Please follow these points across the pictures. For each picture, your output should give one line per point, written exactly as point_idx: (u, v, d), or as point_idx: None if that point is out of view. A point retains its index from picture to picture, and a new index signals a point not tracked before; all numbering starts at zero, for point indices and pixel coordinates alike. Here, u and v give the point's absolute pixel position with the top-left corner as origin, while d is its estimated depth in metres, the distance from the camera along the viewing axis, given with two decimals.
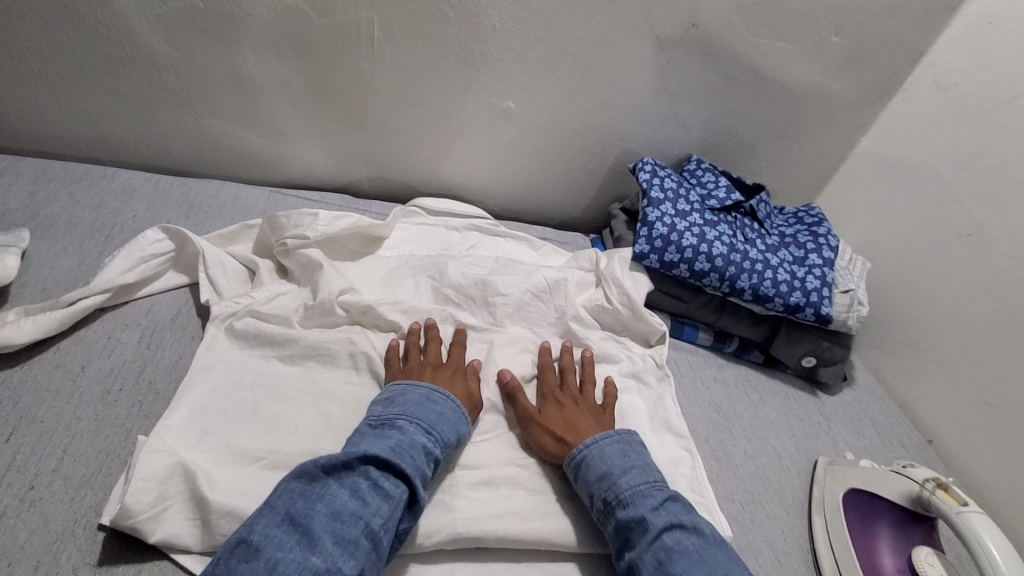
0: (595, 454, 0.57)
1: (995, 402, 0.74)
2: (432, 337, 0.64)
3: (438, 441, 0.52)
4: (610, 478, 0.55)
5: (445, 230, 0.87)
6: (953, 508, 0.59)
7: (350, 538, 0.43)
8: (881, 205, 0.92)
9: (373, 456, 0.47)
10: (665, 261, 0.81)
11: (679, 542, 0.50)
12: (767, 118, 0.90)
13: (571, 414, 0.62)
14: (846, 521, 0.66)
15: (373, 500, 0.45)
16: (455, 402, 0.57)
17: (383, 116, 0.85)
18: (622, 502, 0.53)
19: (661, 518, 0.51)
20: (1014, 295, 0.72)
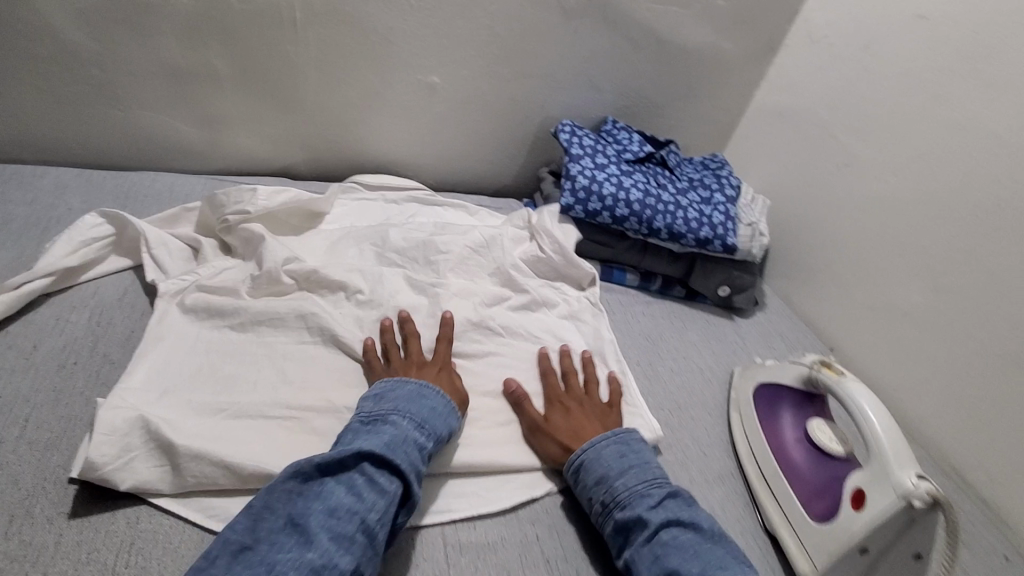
0: (593, 457, 0.57)
1: (877, 304, 0.83)
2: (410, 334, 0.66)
3: (430, 434, 0.54)
4: (608, 480, 0.55)
5: (384, 204, 0.92)
6: (833, 378, 0.59)
7: (345, 534, 0.44)
8: (776, 153, 1.01)
9: (366, 453, 0.49)
10: (589, 211, 0.85)
11: (675, 538, 0.50)
12: (670, 76, 1.00)
13: (581, 419, 0.62)
14: (754, 413, 0.66)
15: (368, 494, 0.47)
16: (446, 397, 0.59)
17: (313, 96, 0.89)
18: (620, 503, 0.53)
19: (659, 515, 0.52)
20: (884, 211, 0.82)
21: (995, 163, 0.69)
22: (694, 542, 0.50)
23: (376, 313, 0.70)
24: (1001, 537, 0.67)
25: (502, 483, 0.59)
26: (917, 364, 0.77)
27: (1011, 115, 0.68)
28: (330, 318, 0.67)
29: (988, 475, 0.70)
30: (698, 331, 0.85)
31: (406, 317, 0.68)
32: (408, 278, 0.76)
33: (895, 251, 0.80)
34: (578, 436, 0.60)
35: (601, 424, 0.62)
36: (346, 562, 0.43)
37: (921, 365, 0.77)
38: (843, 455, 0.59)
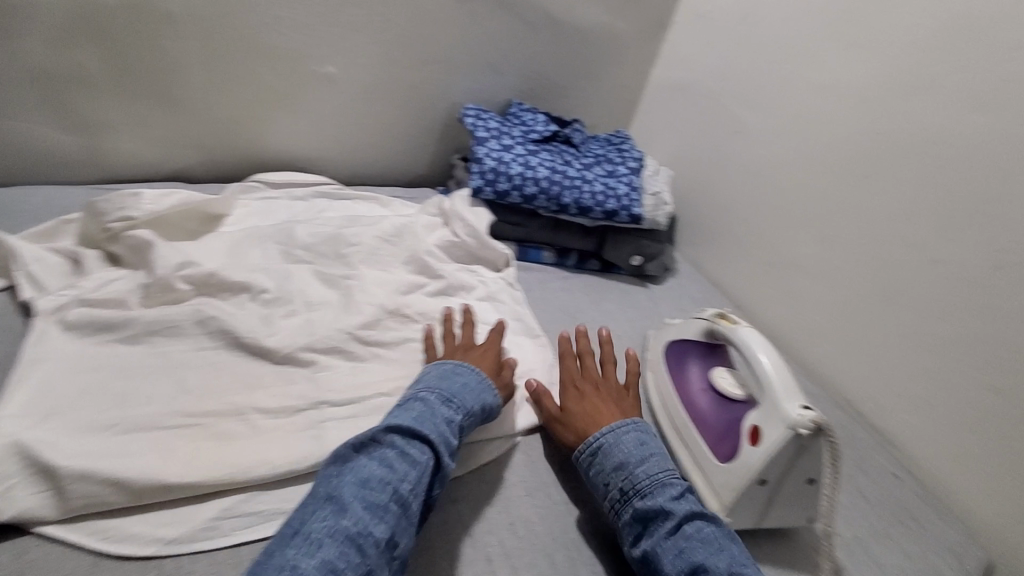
0: (613, 442, 0.57)
1: (773, 259, 0.89)
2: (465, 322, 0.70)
3: (460, 409, 0.56)
4: (626, 467, 0.55)
5: (289, 201, 0.89)
6: (728, 326, 0.64)
7: (379, 502, 0.45)
8: (675, 126, 1.06)
9: (395, 427, 0.51)
10: (499, 192, 0.86)
11: (700, 530, 0.50)
12: (570, 57, 1.02)
13: (599, 402, 0.63)
14: (665, 371, 0.70)
15: (400, 465, 0.48)
16: (480, 373, 0.61)
17: (201, 93, 0.85)
18: (639, 491, 0.53)
19: (683, 507, 0.51)
20: (771, 172, 0.87)
21: (858, 118, 0.76)
22: (715, 536, 0.50)
23: (282, 310, 0.68)
24: (888, 456, 0.74)
25: None
26: (810, 310, 0.84)
27: (867, 75, 0.75)
28: (232, 320, 0.64)
29: (876, 402, 0.77)
30: (614, 300, 0.88)
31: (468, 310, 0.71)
32: (318, 272, 0.74)
33: (783, 208, 0.86)
34: (592, 421, 0.60)
35: (618, 410, 0.62)
36: (380, 530, 0.44)
37: (815, 311, 0.83)
38: (742, 397, 0.62)
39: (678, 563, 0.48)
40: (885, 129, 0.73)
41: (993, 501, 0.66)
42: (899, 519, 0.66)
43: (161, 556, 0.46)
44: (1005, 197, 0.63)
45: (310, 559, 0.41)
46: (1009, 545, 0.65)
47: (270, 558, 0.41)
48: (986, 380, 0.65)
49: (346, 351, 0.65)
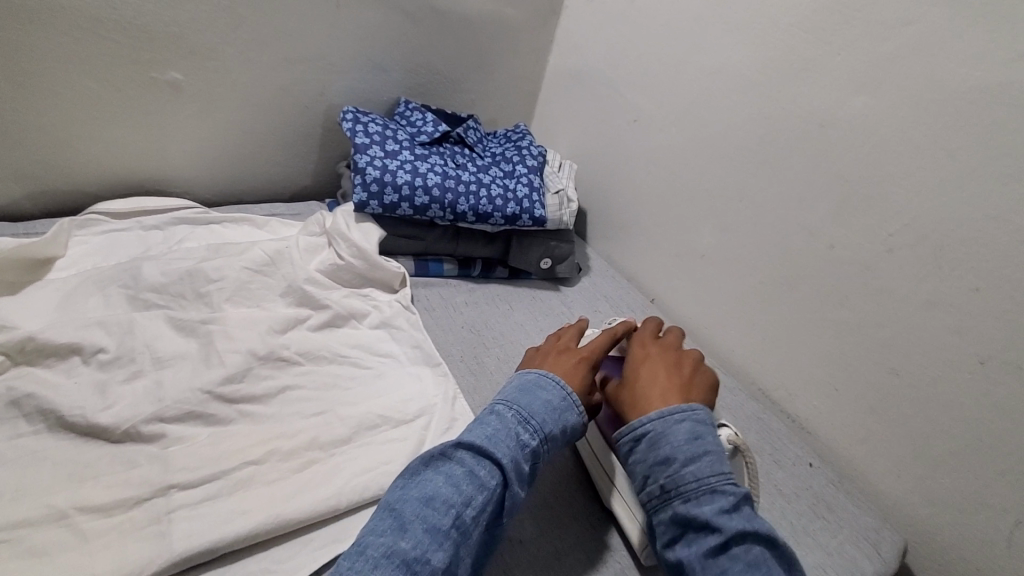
0: (662, 431, 0.51)
1: (682, 251, 0.86)
2: (566, 332, 0.66)
3: (537, 432, 0.51)
4: (672, 465, 0.49)
5: (141, 232, 0.76)
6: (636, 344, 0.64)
7: (439, 526, 0.42)
8: (576, 116, 1.00)
9: (467, 443, 0.48)
10: (386, 204, 0.77)
11: (747, 551, 0.44)
12: (458, 48, 0.94)
13: (657, 378, 0.57)
14: None
15: (466, 486, 0.45)
16: (566, 391, 0.55)
17: (11, 115, 0.69)
18: (682, 494, 0.47)
19: (732, 522, 0.45)
20: (673, 161, 0.84)
21: (751, 103, 0.73)
22: (766, 561, 0.44)
23: (124, 373, 0.57)
24: (805, 444, 0.74)
25: (304, 542, 0.49)
26: (720, 301, 0.82)
27: (757, 58, 0.72)
28: (54, 397, 0.52)
29: (787, 390, 0.76)
30: (523, 310, 0.82)
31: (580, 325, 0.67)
32: (171, 320, 0.63)
33: (689, 199, 0.83)
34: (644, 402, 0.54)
35: (679, 393, 0.55)
36: (438, 558, 0.41)
37: (723, 302, 0.81)
38: None
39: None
40: (777, 114, 0.71)
41: (899, 480, 0.66)
42: (817, 512, 0.65)
43: None
44: (892, 181, 0.62)
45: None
46: (916, 522, 0.66)
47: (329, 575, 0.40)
48: (885, 363, 0.65)
49: (206, 415, 0.55)
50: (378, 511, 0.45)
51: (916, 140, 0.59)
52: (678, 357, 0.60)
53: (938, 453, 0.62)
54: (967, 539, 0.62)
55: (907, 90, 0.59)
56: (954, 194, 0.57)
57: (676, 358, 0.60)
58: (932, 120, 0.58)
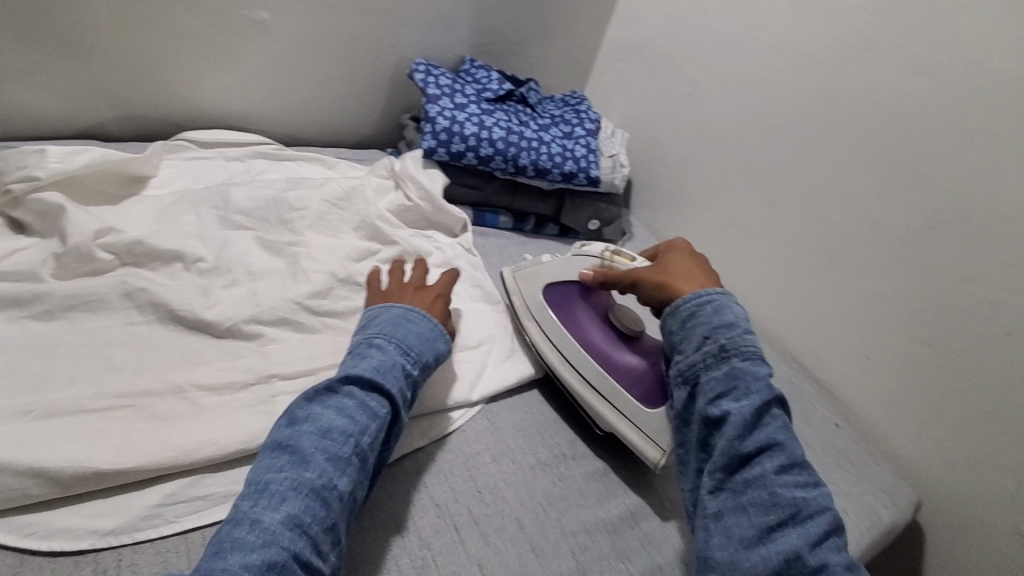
0: (728, 307, 0.57)
1: (725, 222, 0.90)
2: (397, 269, 0.65)
3: (416, 360, 0.53)
4: (734, 331, 0.55)
5: (224, 161, 0.81)
6: (629, 263, 0.66)
7: (341, 454, 0.44)
8: (630, 87, 1.04)
9: (355, 377, 0.49)
10: (453, 153, 0.82)
11: (780, 417, 0.52)
12: (523, 11, 0.98)
13: (699, 269, 0.63)
14: (558, 320, 0.68)
15: (361, 416, 0.47)
16: (432, 321, 0.58)
17: (111, 37, 0.74)
18: (739, 356, 0.54)
19: (774, 391, 0.53)
20: (724, 133, 0.88)
21: (808, 80, 0.77)
22: (792, 424, 0.53)
23: (222, 280, 0.62)
24: (832, 407, 0.79)
25: None
26: (758, 270, 0.87)
27: (817, 36, 0.75)
28: (163, 291, 0.58)
29: (817, 357, 0.81)
30: None
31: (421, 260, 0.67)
32: (259, 239, 0.68)
33: (736, 172, 0.87)
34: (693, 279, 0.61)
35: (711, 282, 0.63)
36: (344, 483, 0.43)
37: (761, 271, 0.86)
38: (639, 335, 0.68)
39: (757, 437, 0.50)
40: (832, 92, 0.75)
41: (920, 443, 0.72)
42: (840, 464, 0.71)
43: (96, 549, 0.42)
44: (943, 160, 0.66)
45: (274, 513, 0.40)
46: (930, 481, 0.71)
47: (234, 517, 0.40)
48: (915, 333, 0.70)
49: (296, 322, 0.61)
50: (266, 450, 0.44)
51: (966, 122, 0.63)
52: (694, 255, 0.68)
53: (961, 418, 0.67)
54: (981, 499, 0.67)
55: (963, 73, 0.63)
56: (999, 174, 0.61)
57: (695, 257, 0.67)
58: (988, 103, 0.62)
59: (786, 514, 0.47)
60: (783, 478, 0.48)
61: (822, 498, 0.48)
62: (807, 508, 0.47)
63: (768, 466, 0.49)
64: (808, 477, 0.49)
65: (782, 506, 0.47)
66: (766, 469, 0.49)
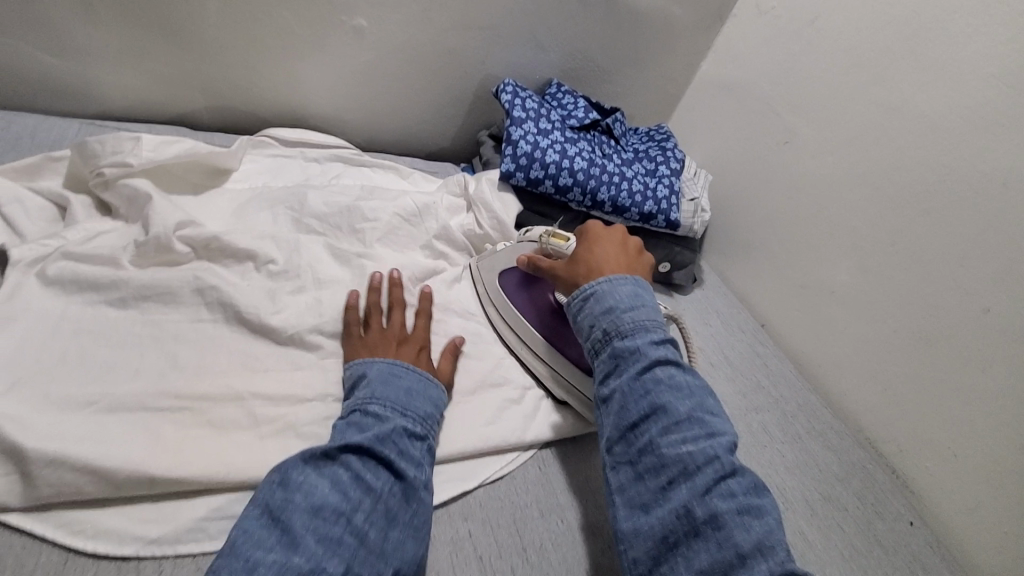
0: (607, 286, 0.58)
1: (808, 283, 0.85)
2: (375, 310, 0.61)
3: (416, 419, 0.51)
4: (614, 311, 0.56)
5: (303, 161, 0.82)
6: (562, 244, 0.66)
7: (333, 536, 0.41)
8: (721, 128, 1.00)
9: (354, 446, 0.46)
10: (531, 179, 0.79)
11: (671, 376, 0.51)
12: (619, 40, 0.95)
13: (610, 252, 0.62)
14: (515, 310, 0.69)
15: (354, 492, 0.44)
16: (421, 372, 0.56)
17: (214, 29, 0.75)
18: (620, 332, 0.54)
19: (657, 352, 0.52)
20: (820, 189, 0.82)
21: (925, 147, 0.70)
22: (687, 384, 0.51)
23: (290, 285, 0.62)
24: (906, 502, 0.72)
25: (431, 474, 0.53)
26: (837, 340, 0.81)
27: (944, 102, 0.69)
28: (233, 291, 0.57)
29: (897, 446, 0.74)
30: None
31: (394, 275, 0.64)
32: (329, 247, 0.67)
33: (828, 232, 0.82)
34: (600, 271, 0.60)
35: (627, 269, 0.61)
36: (334, 566, 0.40)
37: (843, 342, 0.80)
38: None
39: (641, 404, 0.50)
40: (953, 163, 0.68)
41: (1007, 565, 0.63)
42: (910, 569, 0.65)
43: (139, 558, 0.41)
44: None
45: None
46: None
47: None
48: (1018, 441, 0.62)
49: None
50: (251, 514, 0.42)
51: None
52: (625, 238, 0.66)
53: None
54: None
55: None
56: None
57: (622, 240, 0.65)
58: None
59: (676, 473, 0.46)
60: (669, 439, 0.47)
61: (714, 447, 0.46)
62: (695, 462, 0.45)
63: (653, 430, 0.48)
64: (699, 431, 0.47)
65: (670, 465, 0.46)
66: (653, 435, 0.48)
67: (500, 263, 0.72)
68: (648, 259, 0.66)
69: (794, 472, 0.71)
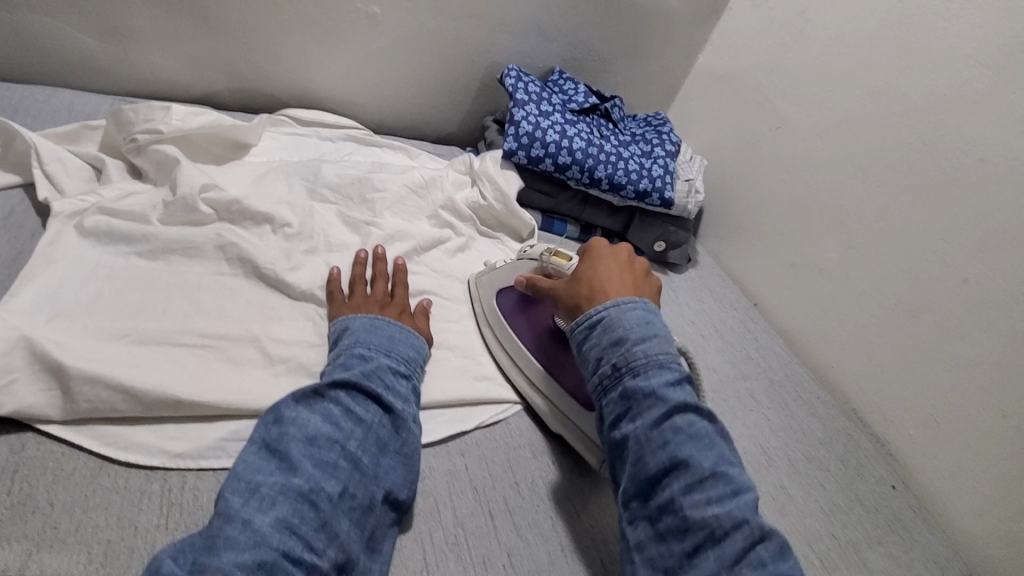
0: (617, 316, 0.54)
1: (798, 261, 0.88)
2: (359, 277, 0.63)
3: (399, 360, 0.55)
4: (625, 346, 0.52)
5: (318, 140, 0.87)
6: (563, 263, 0.64)
7: (328, 460, 0.44)
8: (716, 116, 1.04)
9: (342, 383, 0.48)
10: (532, 157, 0.83)
11: (691, 424, 0.48)
12: (620, 31, 0.99)
13: (613, 273, 0.60)
14: (511, 334, 0.66)
15: (345, 423, 0.47)
16: (405, 326, 0.59)
17: (237, 14, 0.81)
18: (632, 369, 0.51)
19: (675, 395, 0.49)
20: (809, 171, 0.86)
21: (906, 127, 0.74)
22: (707, 432, 0.49)
23: (304, 246, 0.66)
24: (888, 467, 0.75)
25: (431, 417, 0.57)
26: (824, 315, 0.84)
27: (926, 84, 0.72)
28: (251, 248, 0.62)
29: (881, 415, 0.77)
30: None
31: (378, 250, 0.66)
32: (341, 214, 0.72)
33: (816, 211, 0.85)
34: (605, 294, 0.57)
35: (633, 292, 0.58)
36: (331, 485, 0.43)
37: (830, 316, 0.83)
38: None
39: (660, 456, 0.47)
40: (933, 141, 0.71)
41: (982, 524, 0.66)
42: (891, 528, 0.68)
43: (165, 468, 0.45)
44: None
45: (264, 516, 0.39)
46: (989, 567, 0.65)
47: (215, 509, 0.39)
48: (993, 403, 0.65)
49: None
50: (249, 448, 0.44)
51: None
52: (631, 258, 0.63)
53: None
54: None
55: None
56: None
57: (628, 260, 0.62)
58: None
59: (702, 537, 0.43)
60: (693, 498, 0.45)
61: (741, 508, 0.44)
62: (722, 526, 0.43)
63: (674, 487, 0.46)
64: (723, 488, 0.45)
65: (695, 528, 0.44)
66: (674, 490, 0.46)
67: (499, 281, 0.70)
68: (655, 281, 0.63)
69: (778, 436, 0.74)
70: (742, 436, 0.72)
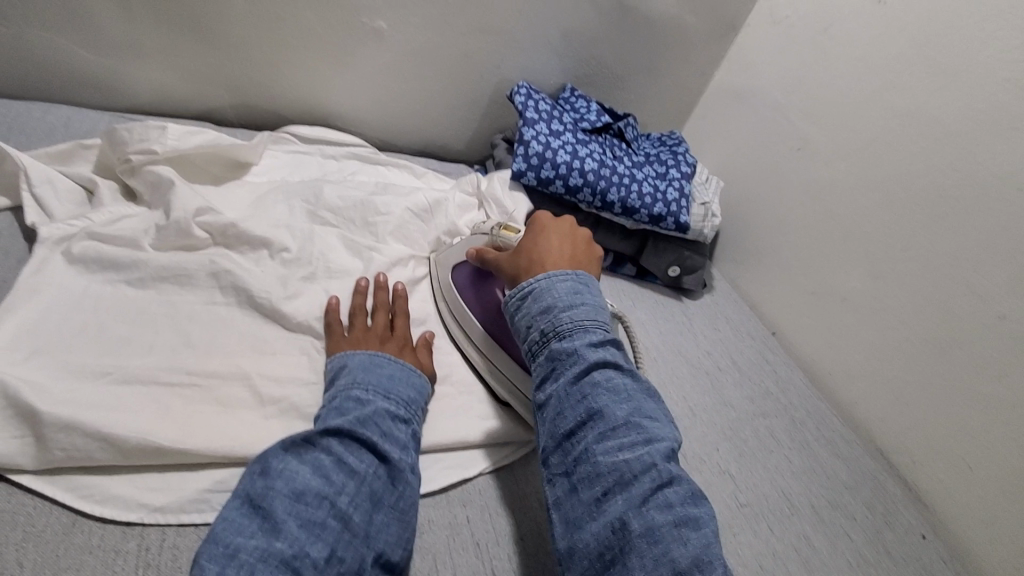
0: (545, 285, 0.52)
1: (819, 290, 0.84)
2: (359, 308, 0.60)
3: (400, 403, 0.51)
4: (551, 311, 0.50)
5: (321, 158, 0.84)
6: (509, 236, 0.65)
7: (316, 520, 0.40)
8: (733, 136, 1.01)
9: (334, 429, 0.45)
10: (542, 178, 0.80)
11: (609, 379, 0.46)
12: (633, 48, 0.96)
13: (554, 244, 0.58)
14: (464, 309, 0.65)
15: (336, 476, 0.43)
16: (404, 363, 0.55)
17: (240, 30, 0.78)
18: (558, 333, 0.49)
19: (595, 353, 0.47)
20: (831, 196, 0.82)
21: (939, 153, 0.70)
22: (626, 385, 0.47)
23: (301, 273, 0.63)
24: (917, 515, 0.70)
25: (432, 462, 0.54)
26: (848, 348, 0.80)
27: (961, 107, 0.68)
28: (247, 276, 0.59)
29: (909, 457, 0.72)
30: (645, 311, 0.86)
31: (380, 278, 0.63)
32: (344, 238, 0.69)
33: (839, 239, 0.81)
34: (541, 266, 0.56)
35: (571, 262, 0.56)
36: (317, 549, 0.39)
37: (854, 350, 0.79)
38: None
39: (577, 410, 0.45)
40: (968, 168, 0.67)
41: None
42: None
43: (143, 524, 0.42)
44: None
45: None
46: None
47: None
48: None
49: None
50: (230, 505, 0.40)
51: None
52: (575, 230, 0.61)
53: None
54: None
55: None
56: None
57: (570, 232, 0.61)
58: None
59: (611, 483, 0.41)
60: (606, 446, 0.43)
61: (653, 454, 0.42)
62: (632, 470, 0.41)
63: (589, 437, 0.44)
64: (637, 436, 0.43)
65: (606, 475, 0.42)
66: (588, 441, 0.44)
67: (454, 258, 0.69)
68: (598, 252, 0.62)
69: (798, 477, 0.70)
70: (761, 478, 0.68)
